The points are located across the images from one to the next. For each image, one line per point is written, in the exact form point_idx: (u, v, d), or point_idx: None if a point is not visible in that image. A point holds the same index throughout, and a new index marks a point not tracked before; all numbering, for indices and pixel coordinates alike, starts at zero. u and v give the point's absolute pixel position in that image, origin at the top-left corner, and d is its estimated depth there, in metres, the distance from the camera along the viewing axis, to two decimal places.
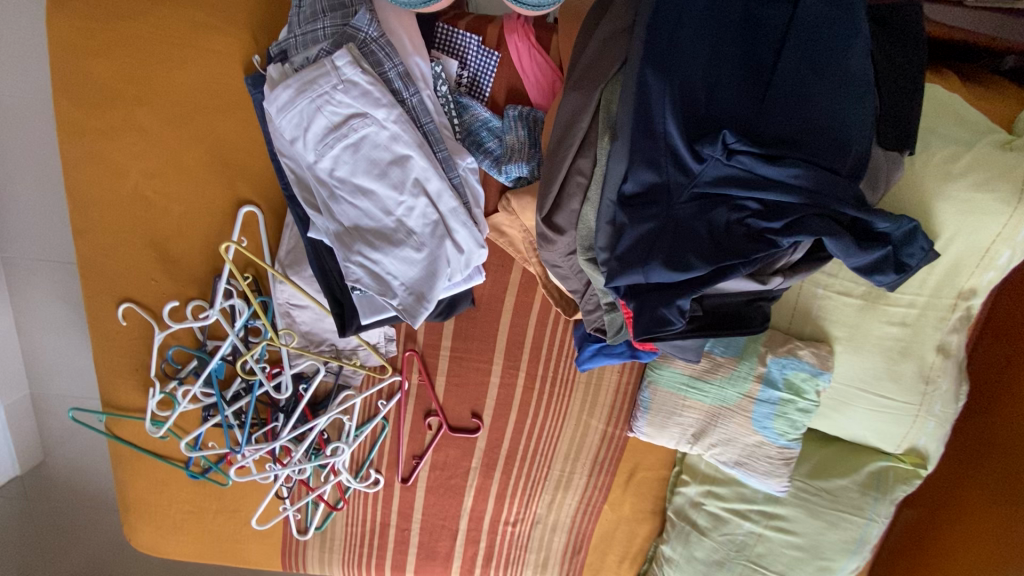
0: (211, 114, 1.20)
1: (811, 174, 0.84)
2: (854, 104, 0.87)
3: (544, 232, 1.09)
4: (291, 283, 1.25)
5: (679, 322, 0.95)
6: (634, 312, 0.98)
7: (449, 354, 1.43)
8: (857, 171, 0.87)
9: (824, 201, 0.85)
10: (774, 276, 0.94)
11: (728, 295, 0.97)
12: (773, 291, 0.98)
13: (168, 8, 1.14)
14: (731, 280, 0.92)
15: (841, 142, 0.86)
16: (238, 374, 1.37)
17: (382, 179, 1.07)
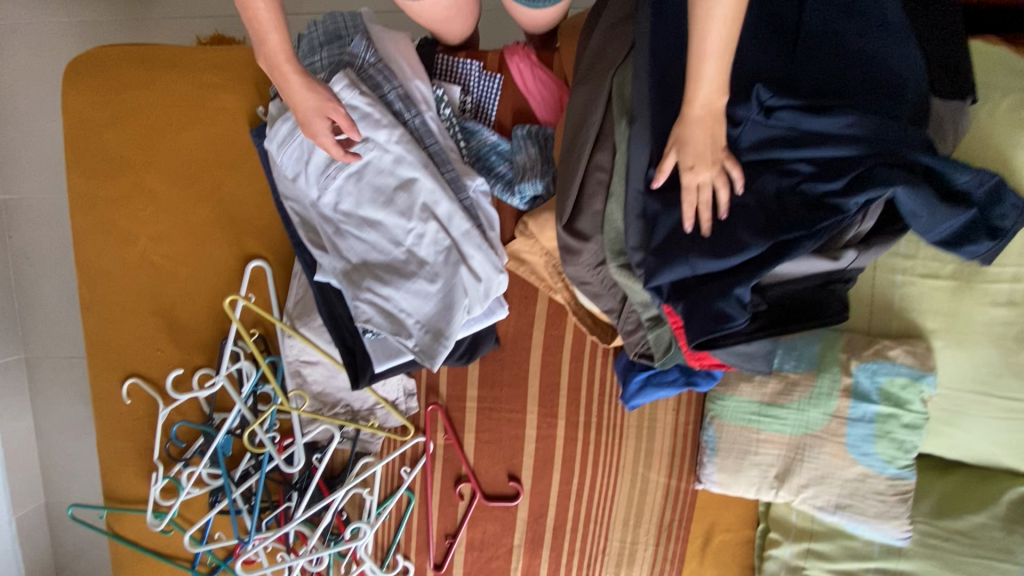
0: (218, 170, 1.20)
1: (867, 121, 0.75)
2: (894, 49, 0.79)
3: (568, 243, 0.99)
4: (300, 337, 1.14)
5: (741, 317, 0.80)
6: (686, 314, 0.84)
7: (476, 407, 1.26)
8: (920, 118, 0.78)
9: (892, 148, 0.75)
10: (846, 252, 0.80)
11: (793, 282, 0.83)
12: (846, 271, 0.83)
13: (175, 74, 1.17)
14: (794, 259, 0.79)
15: (891, 87, 0.78)
16: (247, 449, 1.23)
17: (389, 207, 1.01)
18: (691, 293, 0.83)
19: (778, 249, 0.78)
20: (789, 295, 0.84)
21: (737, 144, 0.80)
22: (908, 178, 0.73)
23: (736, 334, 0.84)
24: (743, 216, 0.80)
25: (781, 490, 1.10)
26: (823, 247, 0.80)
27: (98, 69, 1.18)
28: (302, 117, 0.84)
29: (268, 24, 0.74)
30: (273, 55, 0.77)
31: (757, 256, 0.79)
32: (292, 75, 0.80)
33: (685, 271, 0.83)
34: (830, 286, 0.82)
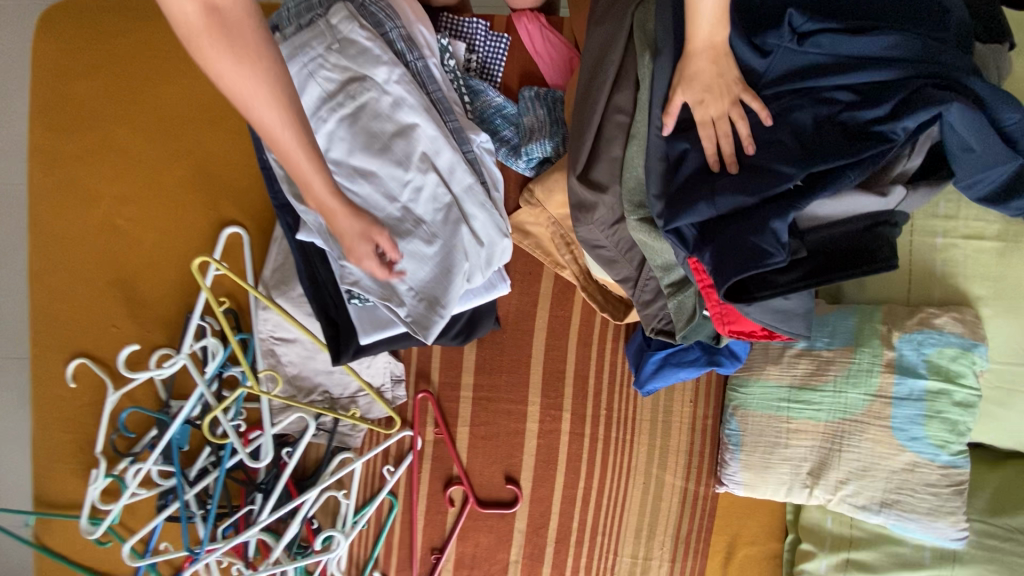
0: (198, 127, 1.11)
1: (914, 42, 0.69)
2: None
3: (581, 196, 0.92)
4: (275, 308, 1.02)
5: (780, 256, 0.71)
6: (716, 258, 0.75)
7: (471, 397, 1.12)
8: (966, 44, 0.72)
9: (937, 73, 0.69)
10: (894, 188, 0.72)
11: (836, 224, 0.74)
12: (894, 215, 0.74)
13: (156, 24, 1.10)
14: (836, 194, 0.71)
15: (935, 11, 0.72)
16: (206, 440, 1.07)
17: (384, 155, 0.91)
18: (721, 234, 0.74)
19: (817, 182, 0.71)
20: (833, 240, 0.75)
21: (761, 78, 0.75)
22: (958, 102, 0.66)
23: (771, 285, 0.75)
24: (777, 149, 0.73)
25: (816, 487, 0.97)
26: (867, 184, 0.73)
27: (74, 17, 1.10)
28: (348, 244, 0.79)
29: (310, 170, 0.70)
30: (318, 190, 0.72)
31: (793, 190, 0.72)
32: (335, 206, 0.75)
33: (713, 210, 0.75)
34: (876, 228, 0.74)
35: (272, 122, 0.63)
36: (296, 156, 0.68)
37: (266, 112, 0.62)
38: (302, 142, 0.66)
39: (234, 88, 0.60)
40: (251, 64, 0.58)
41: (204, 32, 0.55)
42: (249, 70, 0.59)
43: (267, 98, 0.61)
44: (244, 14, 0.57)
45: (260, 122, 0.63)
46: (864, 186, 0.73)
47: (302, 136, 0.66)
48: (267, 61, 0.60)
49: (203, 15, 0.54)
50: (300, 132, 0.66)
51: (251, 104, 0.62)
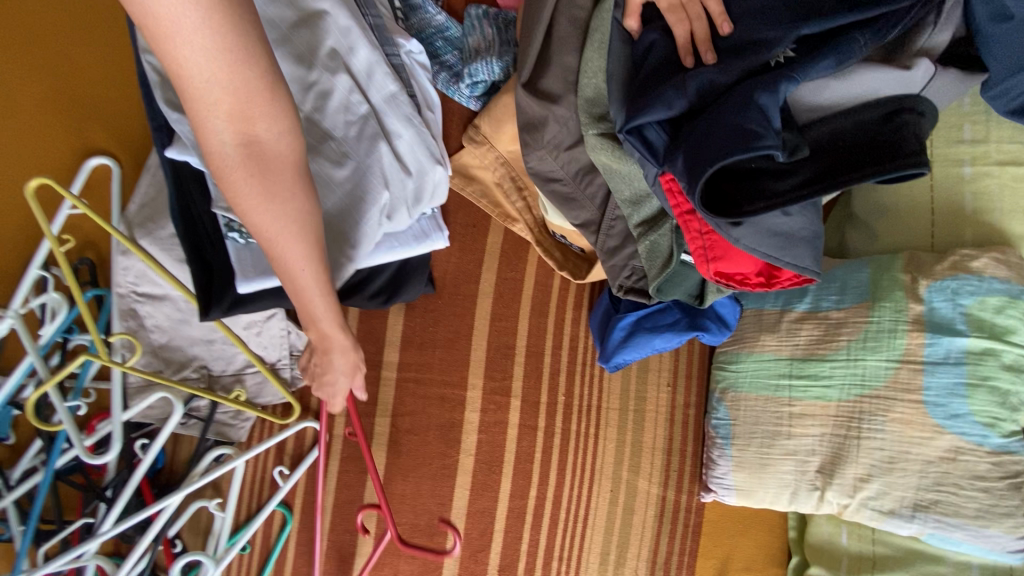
0: (62, 36, 0.90)
1: None
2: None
3: (528, 110, 0.74)
4: (136, 250, 0.78)
5: (775, 140, 0.52)
6: (690, 153, 0.56)
7: (396, 378, 0.88)
8: None
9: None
10: (914, 62, 0.55)
11: (847, 112, 0.56)
12: (920, 98, 0.56)
13: None
14: (840, 69, 0.55)
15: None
16: (34, 427, 0.81)
17: (281, 46, 0.71)
18: (698, 124, 0.56)
19: (814, 49, 0.54)
20: (845, 136, 0.56)
21: None
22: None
23: (764, 197, 0.57)
24: (763, 15, 0.56)
25: (828, 490, 0.75)
26: (880, 60, 0.57)
27: None
28: (333, 379, 0.66)
29: (320, 307, 0.56)
30: (328, 326, 0.59)
31: (782, 63, 0.54)
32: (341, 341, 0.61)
33: (684, 98, 0.58)
34: (903, 114, 0.55)
35: (288, 251, 0.50)
36: (309, 293, 0.54)
37: (282, 246, 0.49)
38: (315, 276, 0.53)
39: (249, 218, 0.47)
40: (283, 200, 0.47)
41: (237, 168, 0.44)
42: (276, 208, 0.47)
43: (289, 227, 0.48)
44: (290, 152, 0.45)
45: (278, 259, 0.50)
46: (874, 61, 0.56)
47: (324, 268, 0.53)
48: (300, 195, 0.48)
49: (239, 149, 0.43)
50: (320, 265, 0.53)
51: (272, 242, 0.49)
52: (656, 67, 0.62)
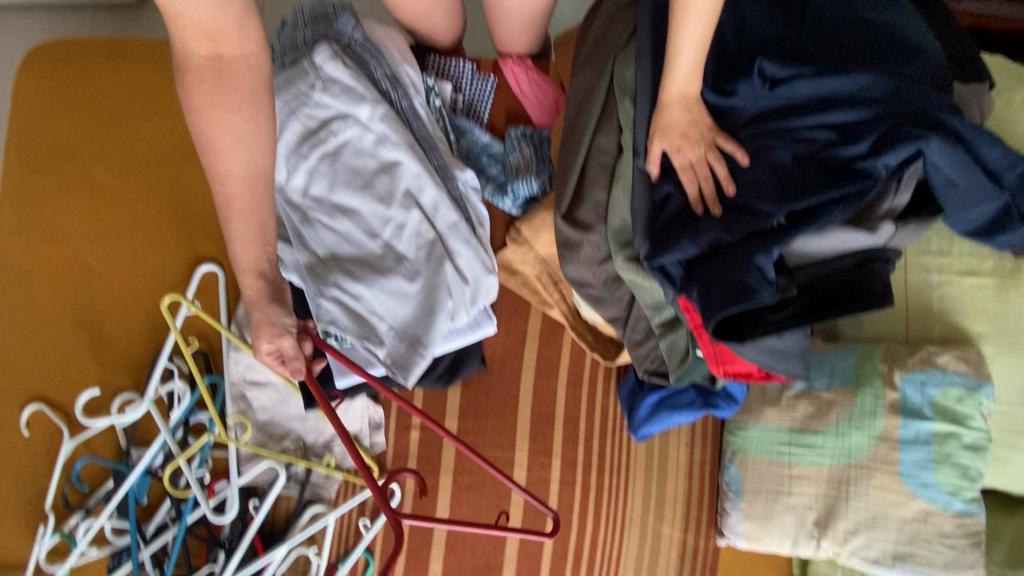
0: (175, 165, 1.08)
1: (885, 83, 0.69)
2: (907, 19, 0.74)
3: (565, 234, 0.89)
4: (248, 349, 0.97)
5: (768, 292, 0.67)
6: (701, 296, 0.71)
7: (455, 442, 1.05)
8: (943, 83, 0.71)
9: (914, 108, 0.68)
10: (880, 222, 0.70)
11: (827, 261, 0.71)
12: (886, 249, 0.72)
13: (136, 62, 1.11)
14: (822, 230, 0.69)
15: (907, 48, 0.72)
16: (167, 491, 0.99)
17: (367, 191, 0.90)
18: (709, 269, 0.71)
19: (801, 221, 0.68)
20: (824, 279, 0.71)
21: (739, 115, 0.75)
22: (932, 143, 0.66)
23: (762, 324, 0.72)
24: (760, 185, 0.70)
25: (823, 539, 0.89)
26: (854, 217, 0.70)
27: (60, 55, 1.11)
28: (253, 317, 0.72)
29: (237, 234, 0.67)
30: (248, 264, 0.70)
31: (778, 228, 0.69)
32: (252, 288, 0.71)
33: (697, 245, 0.73)
34: (869, 263, 0.71)
35: (230, 165, 0.64)
36: (234, 206, 0.66)
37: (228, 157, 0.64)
38: (247, 197, 0.66)
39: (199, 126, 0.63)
40: (230, 112, 0.62)
41: (200, 77, 0.61)
42: (224, 116, 0.62)
43: (234, 142, 0.63)
44: (245, 69, 0.62)
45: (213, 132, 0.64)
46: (852, 220, 0.70)
47: (247, 194, 0.66)
48: (243, 114, 0.63)
49: (208, 60, 0.61)
50: (253, 187, 0.66)
51: (211, 146, 0.63)
52: (675, 215, 0.77)
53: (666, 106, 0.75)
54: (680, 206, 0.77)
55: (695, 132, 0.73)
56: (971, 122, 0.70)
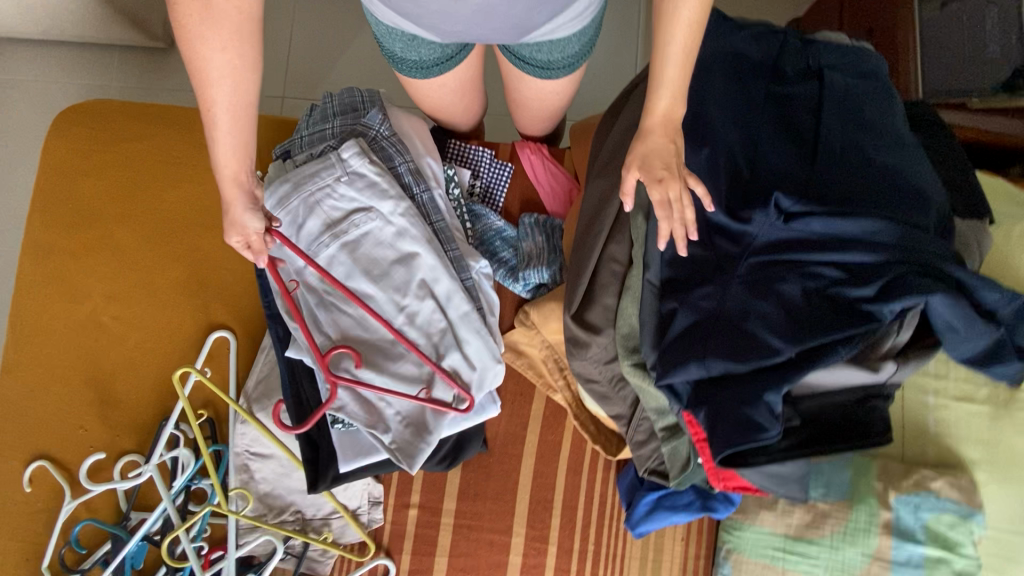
0: (197, 231, 1.11)
1: (896, 229, 0.71)
2: (915, 166, 0.78)
3: (575, 334, 0.91)
4: (254, 423, 0.99)
5: (773, 429, 0.70)
6: (708, 423, 0.74)
7: (453, 522, 1.06)
8: (945, 229, 0.75)
9: (922, 258, 0.70)
10: (883, 362, 0.72)
11: (828, 395, 0.74)
12: (885, 385, 0.75)
13: (164, 127, 1.14)
14: (829, 367, 0.71)
15: (917, 195, 0.75)
16: (163, 562, 0.98)
17: (383, 281, 0.92)
18: (716, 397, 0.73)
19: (810, 358, 0.70)
20: (824, 412, 0.74)
21: (753, 241, 0.76)
22: (938, 300, 0.68)
23: (766, 451, 0.73)
24: (767, 318, 0.73)
25: None
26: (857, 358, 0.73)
27: (91, 117, 1.14)
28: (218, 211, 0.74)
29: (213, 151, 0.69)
30: (229, 175, 0.71)
31: (785, 364, 0.71)
32: (235, 200, 0.73)
33: (708, 368, 0.75)
34: (865, 401, 0.74)
35: (217, 91, 0.64)
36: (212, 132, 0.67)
37: (215, 80, 0.64)
38: (234, 121, 0.67)
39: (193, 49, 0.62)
40: (217, 49, 0.61)
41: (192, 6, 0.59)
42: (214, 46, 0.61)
43: (224, 69, 0.63)
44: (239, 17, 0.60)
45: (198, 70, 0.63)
46: (855, 360, 0.72)
47: (226, 124, 0.67)
48: (231, 49, 0.62)
49: None
50: (237, 111, 0.67)
51: (200, 71, 0.63)
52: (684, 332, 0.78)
53: (648, 131, 0.65)
54: (690, 321, 0.78)
55: (677, 164, 0.65)
56: (974, 273, 0.73)
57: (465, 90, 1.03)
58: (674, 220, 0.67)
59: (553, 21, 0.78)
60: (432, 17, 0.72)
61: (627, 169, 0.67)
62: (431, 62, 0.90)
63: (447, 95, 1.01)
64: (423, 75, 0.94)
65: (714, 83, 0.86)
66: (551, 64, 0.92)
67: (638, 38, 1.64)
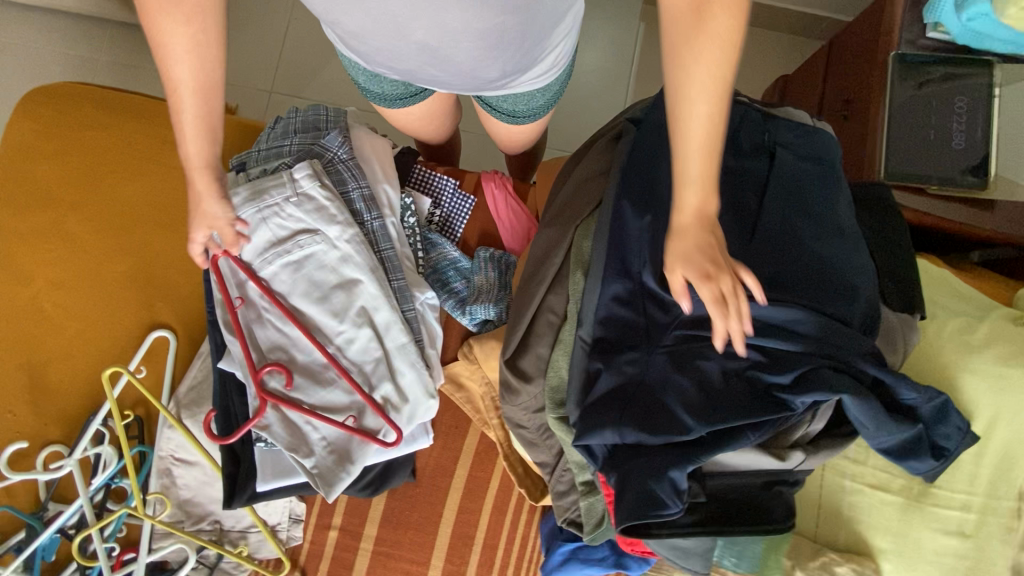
0: (151, 228, 1.10)
1: (816, 321, 0.72)
2: (849, 258, 0.79)
3: (507, 379, 0.90)
4: (180, 429, 0.98)
5: (676, 506, 0.70)
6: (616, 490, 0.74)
7: (372, 549, 1.06)
8: (868, 326, 0.77)
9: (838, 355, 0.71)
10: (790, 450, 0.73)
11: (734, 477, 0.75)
12: (793, 471, 0.76)
13: (132, 120, 1.13)
14: (737, 450, 0.72)
15: (843, 291, 0.76)
16: (71, 560, 0.96)
17: (322, 304, 0.92)
18: (627, 465, 0.73)
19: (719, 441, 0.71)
20: (729, 492, 0.75)
21: (682, 313, 0.77)
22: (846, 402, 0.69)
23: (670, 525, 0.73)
24: (685, 393, 0.73)
25: None
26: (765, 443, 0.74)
27: (60, 99, 1.13)
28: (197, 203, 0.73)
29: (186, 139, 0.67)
30: (200, 164, 0.69)
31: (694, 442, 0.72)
32: (203, 188, 0.72)
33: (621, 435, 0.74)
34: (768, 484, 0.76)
35: (179, 71, 0.63)
36: (184, 117, 0.66)
37: (177, 62, 0.62)
38: (199, 106, 0.65)
39: (156, 30, 0.61)
40: (180, 24, 0.60)
41: None
42: (177, 24, 0.60)
43: (183, 51, 0.62)
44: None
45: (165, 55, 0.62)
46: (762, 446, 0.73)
47: (196, 104, 0.65)
48: (191, 28, 0.61)
49: None
50: (201, 92, 0.65)
51: (165, 54, 0.62)
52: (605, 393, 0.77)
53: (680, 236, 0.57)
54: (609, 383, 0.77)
55: (724, 255, 0.56)
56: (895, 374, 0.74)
57: (433, 120, 1.04)
58: (730, 318, 0.56)
59: (513, 76, 0.81)
60: (381, 57, 0.75)
61: (674, 256, 0.57)
62: (392, 96, 0.91)
63: (418, 119, 1.01)
64: (386, 106, 0.95)
65: (668, 149, 0.87)
66: (516, 112, 0.97)
67: (627, 80, 1.66)
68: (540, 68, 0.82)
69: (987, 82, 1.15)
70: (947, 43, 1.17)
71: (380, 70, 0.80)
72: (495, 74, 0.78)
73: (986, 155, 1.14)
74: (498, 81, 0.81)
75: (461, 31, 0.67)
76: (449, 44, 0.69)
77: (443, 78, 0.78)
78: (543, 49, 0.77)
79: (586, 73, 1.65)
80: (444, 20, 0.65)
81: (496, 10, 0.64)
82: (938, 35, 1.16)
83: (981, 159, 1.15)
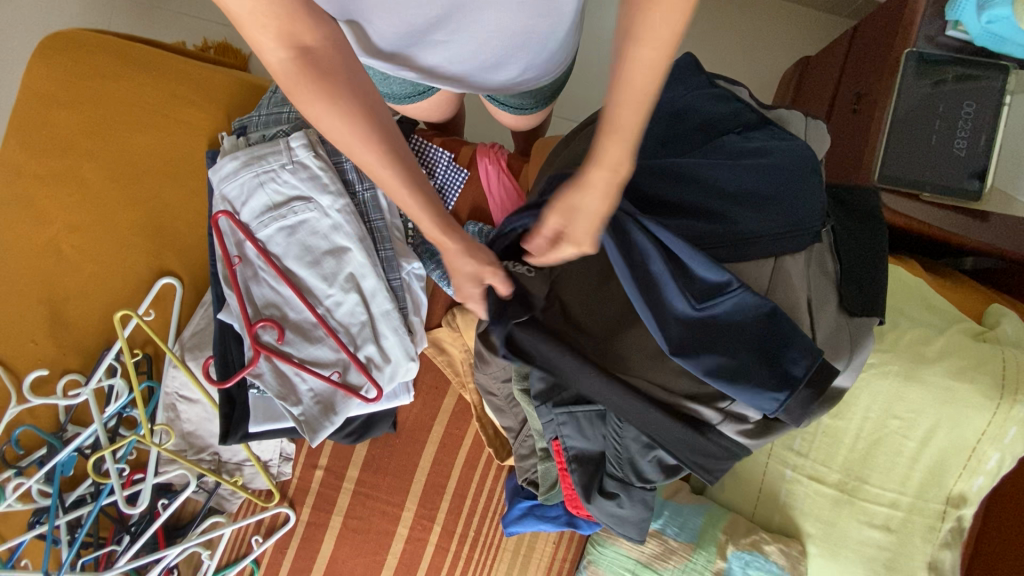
0: (160, 179, 1.16)
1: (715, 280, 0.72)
2: (765, 223, 0.79)
3: (480, 350, 0.97)
4: (183, 370, 1.08)
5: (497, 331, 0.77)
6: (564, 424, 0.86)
7: (353, 489, 1.17)
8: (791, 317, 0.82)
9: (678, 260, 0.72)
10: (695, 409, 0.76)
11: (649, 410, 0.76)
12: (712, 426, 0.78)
13: (141, 70, 1.16)
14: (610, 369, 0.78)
15: (764, 264, 0.79)
16: (88, 475, 1.09)
17: (313, 268, 0.98)
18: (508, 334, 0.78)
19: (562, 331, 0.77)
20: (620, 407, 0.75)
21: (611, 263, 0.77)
22: (644, 304, 0.71)
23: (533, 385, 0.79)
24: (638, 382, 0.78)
25: None
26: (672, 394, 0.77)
27: (74, 48, 1.16)
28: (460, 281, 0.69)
29: (408, 204, 0.64)
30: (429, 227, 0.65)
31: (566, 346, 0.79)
32: (449, 249, 0.66)
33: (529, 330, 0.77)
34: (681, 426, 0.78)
35: (364, 149, 0.60)
36: (393, 185, 0.63)
37: (356, 145, 0.60)
38: (406, 175, 0.62)
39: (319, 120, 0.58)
40: (335, 99, 0.56)
41: (300, 78, 0.54)
42: (332, 106, 0.56)
43: (353, 129, 0.58)
44: (332, 50, 0.55)
45: (353, 149, 0.60)
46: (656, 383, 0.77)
47: (393, 163, 0.61)
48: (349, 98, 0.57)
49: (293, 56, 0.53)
50: (393, 162, 0.61)
51: (343, 140, 0.59)
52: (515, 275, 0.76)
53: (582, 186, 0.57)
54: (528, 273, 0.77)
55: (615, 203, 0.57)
56: (761, 315, 0.71)
57: (441, 108, 1.08)
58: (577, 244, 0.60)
59: (524, 75, 0.84)
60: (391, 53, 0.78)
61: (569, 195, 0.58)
62: (402, 95, 0.96)
63: (425, 108, 1.06)
64: (398, 103, 1.01)
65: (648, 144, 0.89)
66: (522, 104, 0.98)
67: None
68: (553, 66, 0.86)
69: (999, 87, 1.12)
70: (966, 44, 1.14)
71: (392, 71, 0.83)
72: (512, 71, 0.81)
73: (987, 163, 1.12)
74: (503, 80, 0.84)
75: (492, 29, 0.70)
76: (474, 41, 0.73)
77: (464, 73, 0.81)
78: (556, 50, 0.81)
79: (600, 42, 1.62)
80: (477, 19, 0.68)
81: (524, 15, 0.68)
82: (959, 35, 1.12)
83: (981, 166, 1.13)
